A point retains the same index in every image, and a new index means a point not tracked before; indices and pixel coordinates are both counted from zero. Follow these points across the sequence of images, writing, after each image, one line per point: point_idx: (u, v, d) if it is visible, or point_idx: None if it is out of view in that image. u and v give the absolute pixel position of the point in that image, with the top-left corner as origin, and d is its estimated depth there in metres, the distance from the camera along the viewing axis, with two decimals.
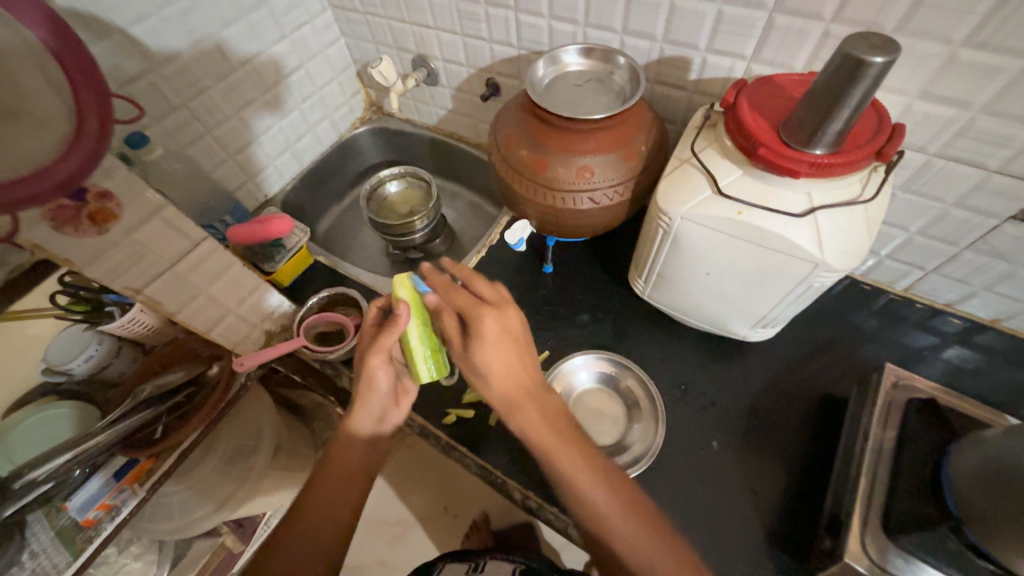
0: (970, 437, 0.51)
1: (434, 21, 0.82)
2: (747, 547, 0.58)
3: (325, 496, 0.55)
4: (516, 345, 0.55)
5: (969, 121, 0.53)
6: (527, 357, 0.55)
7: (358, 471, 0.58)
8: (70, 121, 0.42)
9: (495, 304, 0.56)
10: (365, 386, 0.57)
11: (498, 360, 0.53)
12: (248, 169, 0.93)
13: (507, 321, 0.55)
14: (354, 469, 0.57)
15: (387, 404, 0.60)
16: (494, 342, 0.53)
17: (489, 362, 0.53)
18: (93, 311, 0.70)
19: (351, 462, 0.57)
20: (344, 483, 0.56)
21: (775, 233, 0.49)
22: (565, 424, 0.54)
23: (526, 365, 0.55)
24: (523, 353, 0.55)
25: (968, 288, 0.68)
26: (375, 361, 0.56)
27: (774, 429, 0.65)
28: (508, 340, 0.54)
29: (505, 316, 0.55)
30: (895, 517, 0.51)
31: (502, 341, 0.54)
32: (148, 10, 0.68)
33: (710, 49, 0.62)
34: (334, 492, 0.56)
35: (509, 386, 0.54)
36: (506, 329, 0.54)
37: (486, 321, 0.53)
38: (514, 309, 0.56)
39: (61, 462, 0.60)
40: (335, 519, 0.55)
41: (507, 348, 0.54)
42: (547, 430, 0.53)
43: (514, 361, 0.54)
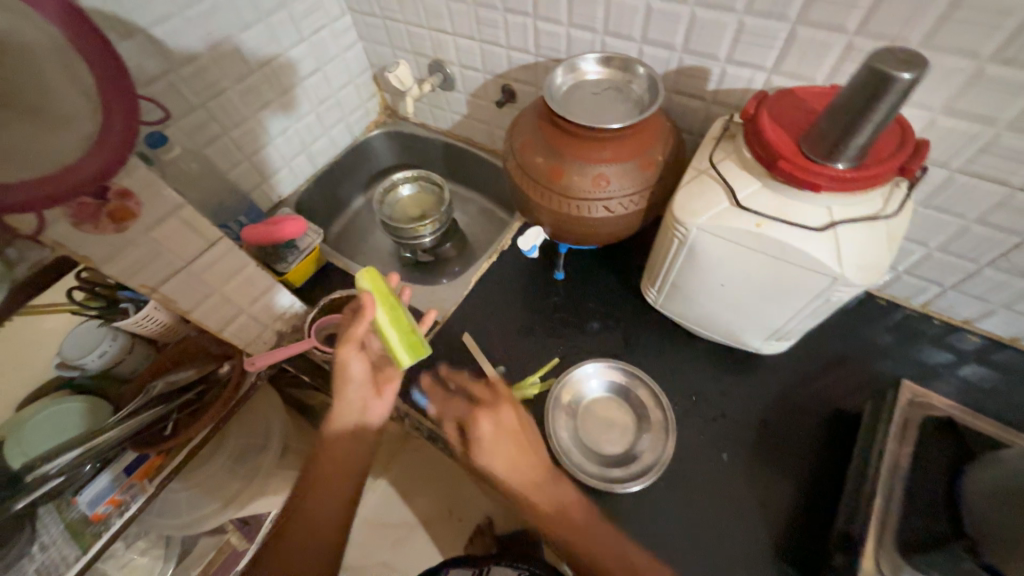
0: (987, 457, 0.51)
1: (452, 26, 0.82)
2: (757, 562, 0.57)
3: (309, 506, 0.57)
4: (516, 437, 0.60)
5: (994, 137, 0.52)
6: (531, 448, 0.60)
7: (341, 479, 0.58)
8: (95, 122, 0.42)
9: (489, 403, 0.63)
10: (340, 375, 0.60)
11: (498, 457, 0.58)
12: (263, 169, 0.93)
13: (501, 418, 0.61)
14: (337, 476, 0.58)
15: (366, 392, 0.61)
16: (491, 442, 0.59)
17: (492, 461, 0.58)
18: (110, 308, 0.71)
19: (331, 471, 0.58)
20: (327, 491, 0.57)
21: (794, 246, 0.49)
22: (577, 512, 0.57)
23: (528, 457, 0.59)
24: (524, 444, 0.59)
25: (987, 306, 0.67)
26: (346, 348, 0.59)
27: (786, 444, 0.64)
28: (505, 436, 0.60)
29: (498, 414, 0.61)
30: (910, 536, 0.50)
31: (498, 437, 0.59)
32: (171, 12, 0.69)
33: (729, 59, 0.61)
34: (317, 500, 0.57)
35: (525, 470, 0.58)
36: (500, 423, 0.61)
37: (482, 424, 0.60)
38: (507, 404, 0.63)
39: (73, 456, 0.61)
40: (318, 527, 0.55)
41: (506, 441, 0.59)
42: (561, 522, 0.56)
43: (517, 457, 0.58)
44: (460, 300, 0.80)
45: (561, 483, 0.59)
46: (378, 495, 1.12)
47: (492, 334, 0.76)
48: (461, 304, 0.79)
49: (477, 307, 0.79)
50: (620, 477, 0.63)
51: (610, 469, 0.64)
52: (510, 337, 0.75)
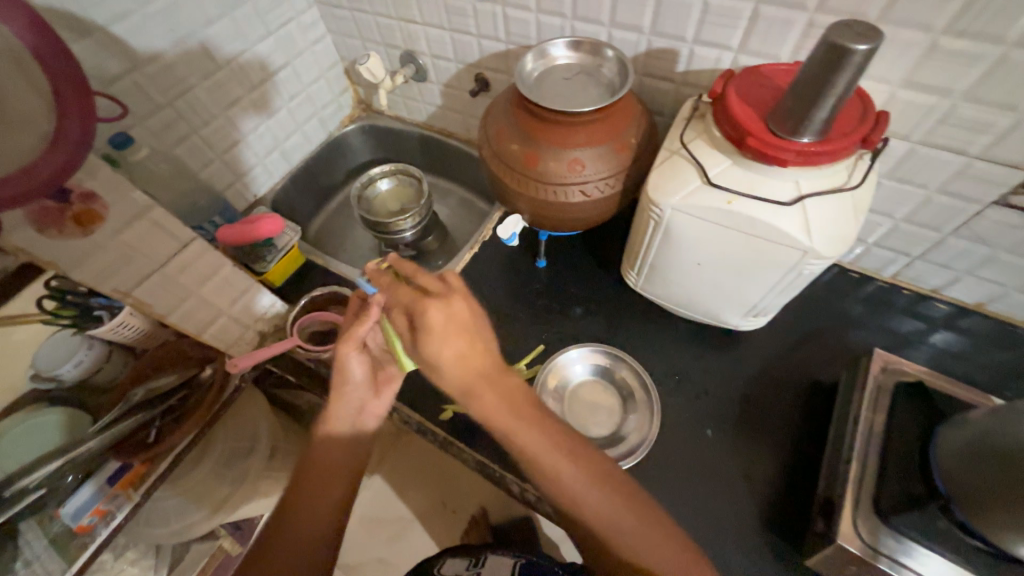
0: (957, 416, 0.52)
1: (421, 16, 0.82)
2: (743, 532, 0.59)
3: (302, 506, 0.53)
4: (469, 332, 0.49)
5: (951, 108, 0.54)
6: (481, 343, 0.50)
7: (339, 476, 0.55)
8: (50, 121, 0.41)
9: (439, 294, 0.50)
10: (339, 375, 0.57)
11: (445, 351, 0.48)
12: (236, 168, 0.92)
13: (453, 310, 0.49)
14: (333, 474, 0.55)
15: (364, 394, 0.58)
16: (440, 335, 0.48)
17: (439, 348, 0.48)
18: (83, 314, 0.69)
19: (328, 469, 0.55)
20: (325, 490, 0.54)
21: (765, 222, 0.50)
22: (529, 407, 0.49)
23: (477, 349, 0.49)
24: (476, 340, 0.49)
25: (952, 273, 0.69)
26: (346, 349, 0.56)
27: (766, 416, 0.66)
28: (456, 328, 0.48)
29: (449, 304, 0.49)
30: (887, 497, 0.52)
31: (450, 333, 0.48)
32: (129, 8, 0.67)
33: (697, 40, 0.62)
34: (313, 501, 0.54)
35: (467, 375, 0.48)
36: (450, 315, 0.48)
37: (429, 312, 0.47)
38: (462, 295, 0.50)
39: (51, 470, 0.59)
40: (317, 526, 0.53)
41: (457, 334, 0.48)
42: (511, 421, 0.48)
43: (464, 346, 0.48)
44: None
45: (511, 378, 0.50)
46: (371, 492, 1.12)
47: None
48: None
49: None
50: (608, 457, 0.64)
51: (598, 450, 0.65)
52: (494, 327, 0.76)
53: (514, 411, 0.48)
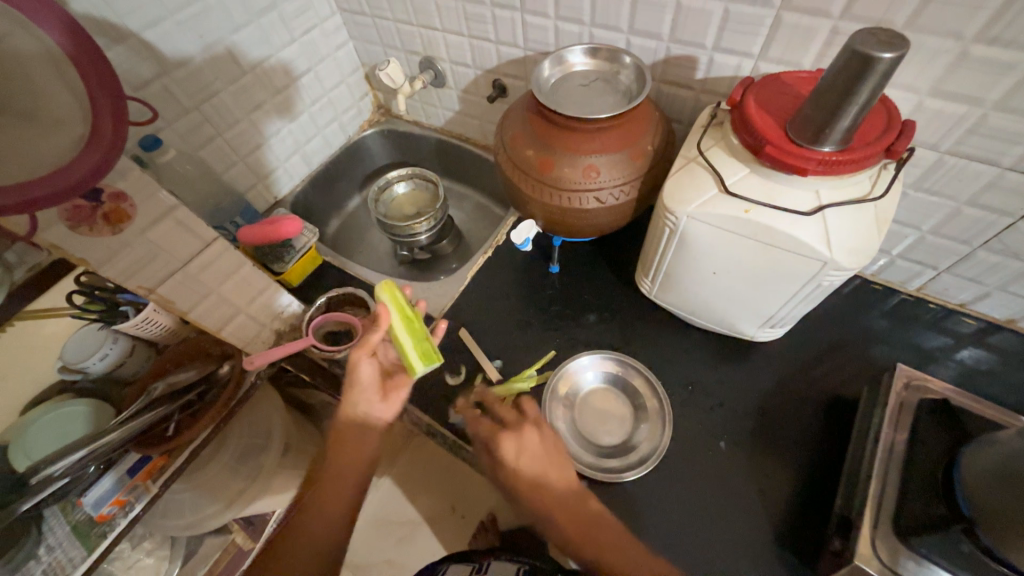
0: (985, 437, 0.50)
1: (441, 23, 0.83)
2: (755, 548, 0.57)
3: (305, 525, 0.54)
4: (546, 459, 0.57)
5: (981, 118, 0.52)
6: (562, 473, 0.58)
7: (342, 490, 0.56)
8: (85, 123, 0.43)
9: (513, 425, 0.60)
10: (350, 381, 0.61)
11: (524, 476, 0.56)
12: (259, 170, 0.94)
13: (530, 440, 0.58)
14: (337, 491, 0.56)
15: (371, 394, 0.60)
16: (521, 464, 0.57)
17: (520, 476, 0.56)
18: (109, 310, 0.71)
19: (333, 487, 0.56)
20: (327, 507, 0.55)
21: (783, 232, 0.49)
22: (596, 525, 0.53)
23: (559, 477, 0.56)
24: (550, 465, 0.57)
25: (982, 288, 0.67)
26: (358, 354, 0.60)
27: (782, 429, 0.64)
28: (529, 456, 0.57)
29: (523, 435, 0.59)
30: (907, 519, 0.50)
31: (530, 462, 0.57)
32: (161, 15, 0.70)
33: (717, 48, 0.61)
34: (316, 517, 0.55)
35: (548, 494, 0.55)
36: (524, 442, 0.58)
37: (503, 444, 0.58)
38: (534, 426, 0.60)
39: (77, 458, 0.61)
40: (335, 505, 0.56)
41: (535, 462, 0.57)
42: (594, 534, 0.52)
43: (543, 473, 0.56)
44: (456, 295, 0.80)
45: (591, 500, 0.56)
46: (380, 494, 1.13)
47: (489, 328, 0.76)
48: (456, 300, 0.80)
49: (472, 302, 0.79)
50: (618, 467, 0.64)
51: (608, 459, 0.65)
52: (506, 331, 0.76)
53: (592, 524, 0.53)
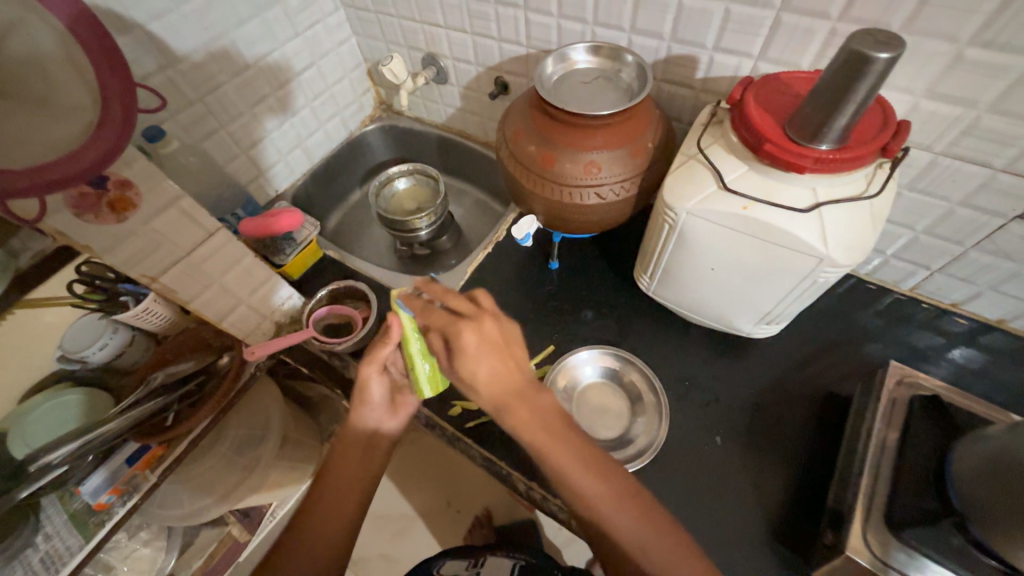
0: (973, 433, 0.51)
1: (445, 20, 0.83)
2: (750, 544, 0.58)
3: (314, 505, 0.57)
4: (501, 353, 0.51)
5: (975, 120, 0.53)
6: (512, 363, 0.52)
7: (350, 472, 0.59)
8: (96, 111, 0.43)
9: (472, 316, 0.52)
10: (359, 397, 0.61)
11: (482, 368, 0.50)
12: (260, 164, 0.94)
13: (487, 331, 0.51)
14: (328, 536, 0.56)
15: (382, 405, 0.62)
16: (477, 356, 0.50)
17: (475, 371, 0.50)
18: (109, 300, 0.71)
19: (329, 502, 0.57)
20: (336, 492, 0.58)
21: (780, 228, 0.50)
22: (559, 424, 0.51)
23: (509, 369, 0.51)
24: (509, 361, 0.52)
25: (973, 288, 0.68)
26: (368, 369, 0.60)
27: (778, 426, 0.65)
28: (489, 348, 0.51)
29: (482, 327, 0.51)
30: (899, 512, 0.51)
31: (485, 353, 0.50)
32: (166, 7, 0.70)
33: (717, 47, 0.62)
34: (309, 547, 0.55)
35: (501, 391, 0.50)
36: (484, 336, 0.51)
37: (464, 337, 0.50)
38: (491, 316, 0.53)
39: (71, 448, 0.61)
40: (343, 493, 0.58)
41: (488, 353, 0.51)
42: (541, 430, 0.50)
43: (500, 369, 0.51)
44: (455, 290, 0.81)
45: (542, 398, 0.52)
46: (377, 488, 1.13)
47: None
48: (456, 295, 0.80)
49: (472, 297, 0.80)
50: (615, 459, 0.64)
51: (606, 452, 0.65)
52: None
53: (542, 425, 0.50)
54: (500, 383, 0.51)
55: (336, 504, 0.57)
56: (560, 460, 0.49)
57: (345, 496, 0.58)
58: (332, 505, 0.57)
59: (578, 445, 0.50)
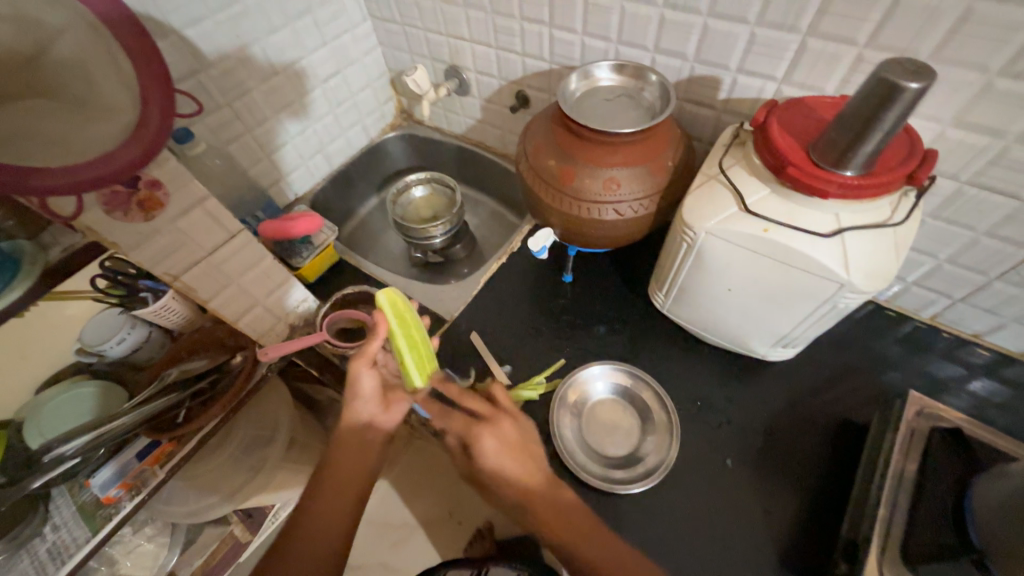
0: (997, 468, 0.50)
1: (470, 33, 0.85)
2: (759, 569, 0.57)
3: (313, 504, 0.57)
4: (520, 451, 0.56)
5: (1003, 150, 0.52)
6: (531, 462, 0.55)
7: (351, 472, 0.59)
8: (134, 114, 0.44)
9: (488, 418, 0.57)
10: (351, 392, 0.60)
11: (505, 469, 0.54)
12: (281, 167, 0.96)
13: (504, 432, 0.56)
14: (325, 537, 0.55)
15: (377, 403, 0.61)
16: (497, 456, 0.55)
17: (498, 471, 0.54)
18: (129, 295, 0.73)
19: (329, 501, 0.57)
20: (336, 491, 0.58)
21: (801, 252, 0.49)
22: (580, 520, 0.53)
23: (529, 467, 0.55)
24: (527, 458, 0.55)
25: (997, 319, 0.66)
26: (358, 364, 0.59)
27: (791, 451, 0.64)
28: (506, 450, 0.55)
29: (500, 427, 0.56)
30: (915, 547, 0.50)
31: (504, 452, 0.55)
32: (202, 14, 0.72)
33: (741, 69, 0.63)
34: (307, 545, 0.55)
35: (523, 490, 0.54)
36: (501, 437, 0.56)
37: (484, 439, 0.55)
38: (507, 417, 0.58)
39: (86, 441, 0.62)
40: (343, 494, 0.58)
41: (505, 453, 0.55)
42: (567, 525, 0.52)
43: (521, 468, 0.55)
44: (468, 300, 0.81)
45: (563, 494, 0.55)
46: (379, 494, 1.12)
47: (501, 334, 0.77)
48: (469, 304, 0.81)
49: (485, 307, 0.80)
50: (624, 478, 0.63)
51: (615, 470, 0.64)
52: (516, 338, 0.76)
53: (565, 522, 0.52)
54: (520, 483, 0.54)
55: (333, 502, 0.57)
56: (587, 560, 0.50)
57: (342, 494, 0.58)
58: (332, 504, 0.57)
59: (604, 539, 0.51)
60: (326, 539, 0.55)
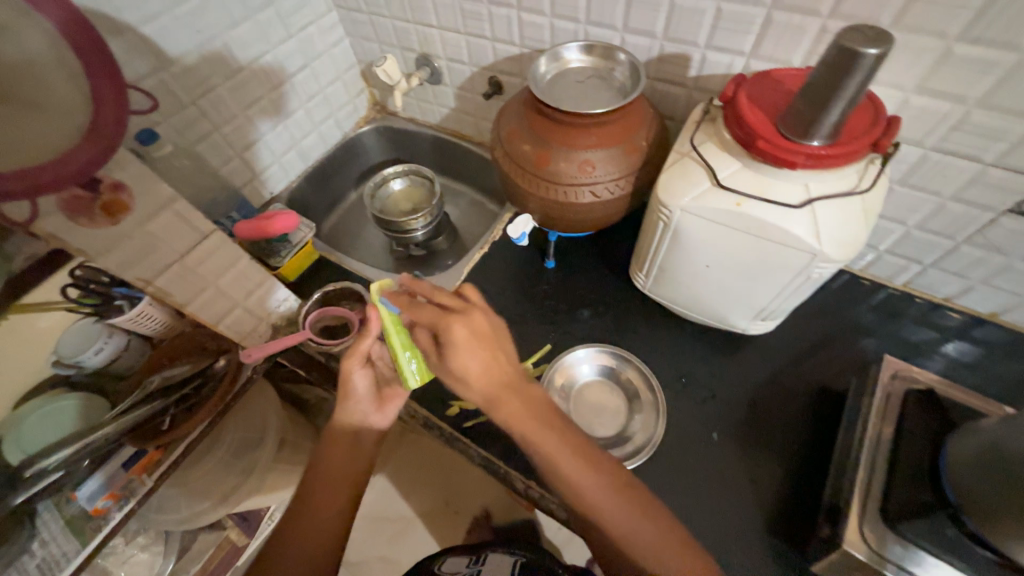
0: (967, 425, 0.52)
1: (438, 20, 0.83)
2: (748, 536, 0.58)
3: (306, 502, 0.57)
4: (491, 345, 0.49)
5: (964, 115, 0.53)
6: (501, 354, 0.50)
7: (343, 468, 0.59)
8: (87, 114, 0.43)
9: (459, 310, 0.50)
10: (345, 393, 0.60)
11: (472, 360, 0.48)
12: (253, 166, 0.94)
13: (477, 322, 0.49)
14: (319, 533, 0.56)
15: (369, 403, 0.61)
16: (466, 347, 0.48)
17: (465, 365, 0.48)
18: (103, 304, 0.71)
19: (320, 499, 0.57)
20: (327, 488, 0.58)
21: (774, 225, 0.50)
22: (550, 414, 0.51)
23: (498, 361, 0.49)
24: (496, 354, 0.49)
25: (966, 282, 0.68)
26: (350, 364, 0.59)
27: (773, 421, 0.65)
28: (479, 339, 0.48)
29: (472, 319, 0.49)
30: (894, 505, 0.51)
31: (474, 344, 0.48)
32: (159, 10, 0.70)
33: (709, 45, 0.63)
34: (303, 542, 0.55)
35: (491, 386, 0.49)
36: (472, 326, 0.49)
37: (453, 328, 0.47)
38: (481, 309, 0.50)
39: (67, 454, 0.61)
40: (335, 491, 0.58)
41: (477, 347, 0.48)
42: (531, 421, 0.49)
43: (489, 359, 0.49)
44: (451, 291, 0.81)
45: (531, 387, 0.51)
46: (375, 490, 1.13)
47: None
48: None
49: None
50: (613, 457, 0.64)
51: (604, 450, 0.65)
52: None
53: (534, 419, 0.49)
54: (490, 379, 0.49)
55: (326, 499, 0.57)
56: (546, 450, 0.49)
57: (336, 492, 0.58)
58: (325, 501, 0.57)
59: (567, 432, 0.50)
60: (321, 535, 0.56)
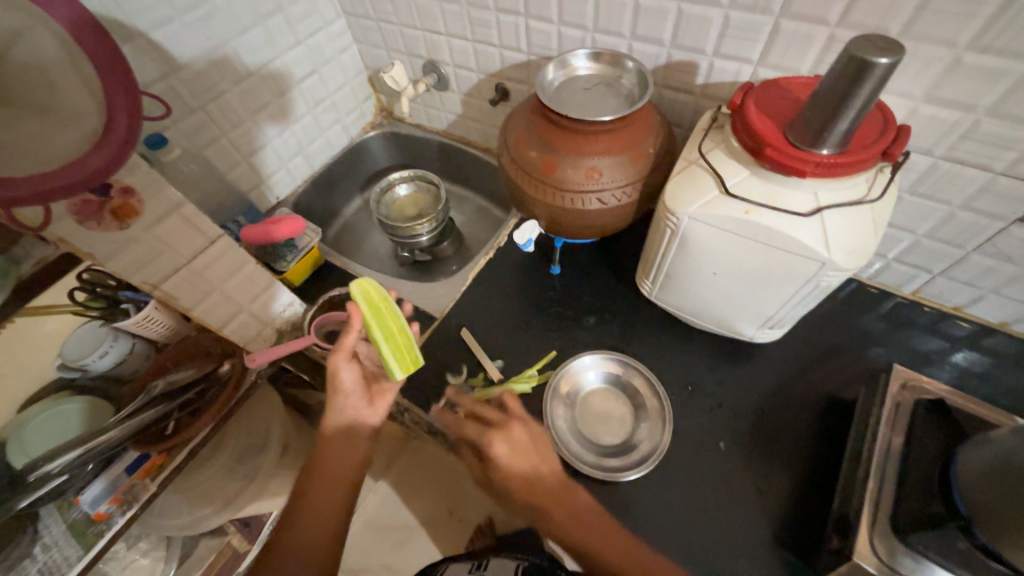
0: (979, 436, 0.51)
1: (445, 27, 0.84)
2: (754, 546, 0.58)
3: (304, 505, 0.57)
4: (533, 454, 0.58)
5: (974, 124, 0.53)
6: (546, 466, 0.57)
7: (341, 471, 0.58)
8: (99, 118, 0.44)
9: (499, 425, 0.59)
10: (333, 387, 0.60)
11: (519, 481, 0.56)
12: (261, 171, 0.94)
13: (516, 437, 0.58)
14: (316, 535, 0.55)
15: (361, 401, 0.61)
16: (509, 465, 0.56)
17: (512, 479, 0.56)
18: (111, 307, 0.70)
19: (318, 501, 0.57)
20: (325, 491, 0.57)
21: (782, 233, 0.50)
22: (596, 527, 0.54)
23: (547, 472, 0.57)
24: (541, 462, 0.57)
25: (976, 291, 0.68)
26: (336, 358, 0.59)
27: (781, 431, 0.65)
28: (524, 455, 0.57)
29: (511, 434, 0.58)
30: (905, 517, 0.51)
31: (518, 459, 0.57)
32: (169, 16, 0.70)
33: (717, 53, 0.63)
34: (299, 545, 0.55)
35: (542, 496, 0.56)
36: (514, 441, 0.58)
37: (497, 448, 0.56)
38: (520, 422, 0.59)
39: (72, 457, 0.60)
40: (332, 493, 0.57)
41: (522, 462, 0.56)
42: (580, 534, 0.54)
43: (535, 474, 0.56)
44: (456, 298, 0.81)
45: (577, 497, 0.56)
46: (377, 496, 1.12)
47: (491, 329, 0.77)
48: (457, 301, 0.80)
49: (474, 303, 0.80)
50: (619, 466, 0.64)
51: (610, 459, 0.65)
52: (506, 332, 0.76)
53: (578, 520, 0.54)
54: (538, 493, 0.56)
55: (324, 500, 0.57)
56: (597, 558, 0.53)
57: (333, 494, 0.57)
58: (323, 504, 0.57)
59: (610, 529, 0.54)
60: (317, 539, 0.55)
